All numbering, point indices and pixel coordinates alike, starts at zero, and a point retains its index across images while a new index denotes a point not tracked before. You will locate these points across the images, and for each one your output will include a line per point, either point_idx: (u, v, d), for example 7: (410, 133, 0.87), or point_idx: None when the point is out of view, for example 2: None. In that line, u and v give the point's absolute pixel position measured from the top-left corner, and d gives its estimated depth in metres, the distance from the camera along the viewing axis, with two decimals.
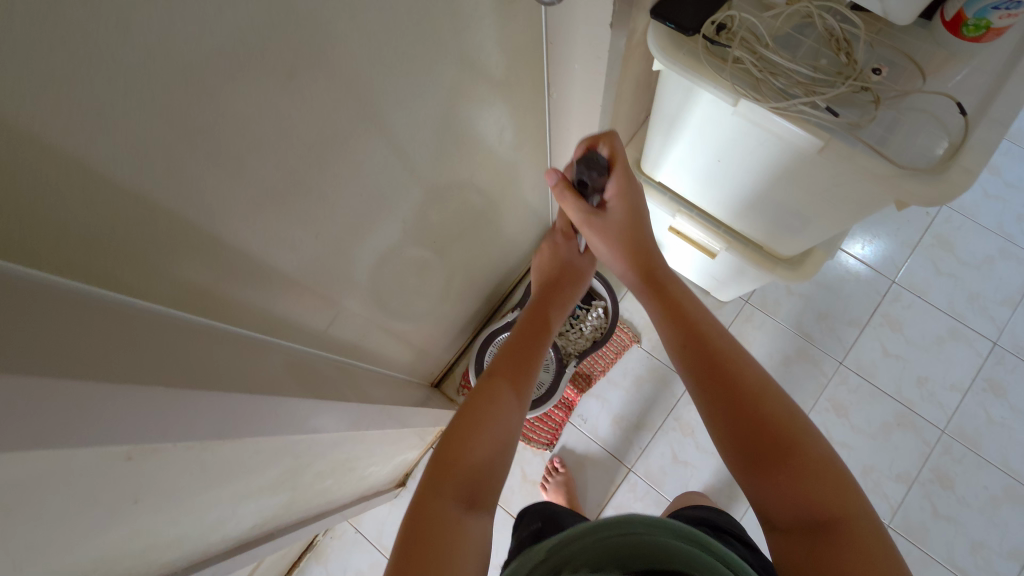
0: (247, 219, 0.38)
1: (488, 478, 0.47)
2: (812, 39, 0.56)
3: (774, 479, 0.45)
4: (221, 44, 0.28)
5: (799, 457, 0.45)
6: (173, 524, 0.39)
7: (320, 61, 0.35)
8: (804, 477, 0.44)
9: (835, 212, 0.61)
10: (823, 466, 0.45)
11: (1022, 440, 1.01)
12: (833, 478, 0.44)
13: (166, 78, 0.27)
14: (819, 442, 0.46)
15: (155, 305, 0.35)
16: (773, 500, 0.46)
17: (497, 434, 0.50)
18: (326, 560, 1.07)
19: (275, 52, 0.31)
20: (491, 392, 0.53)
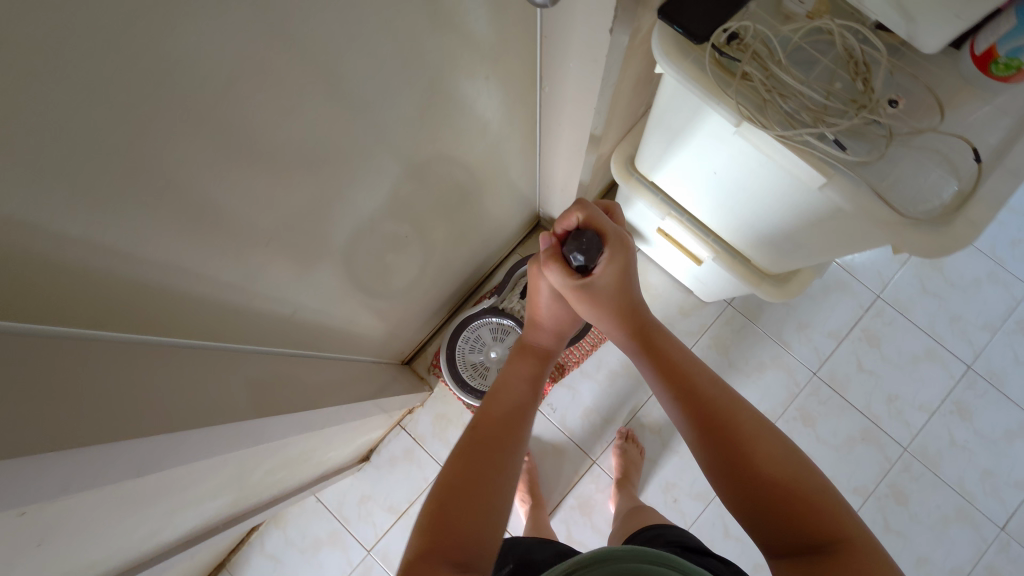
0: (180, 230, 0.35)
1: (485, 541, 0.48)
2: (829, 57, 0.51)
3: (766, 517, 0.49)
4: (125, 53, 0.24)
5: (783, 485, 0.49)
6: (97, 547, 0.37)
7: (258, 61, 0.30)
8: (791, 503, 0.48)
9: (829, 243, 0.58)
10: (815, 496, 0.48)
11: (980, 464, 1.03)
12: (813, 498, 0.48)
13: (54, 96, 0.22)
14: (806, 475, 0.50)
15: (63, 328, 0.32)
16: (766, 530, 0.49)
17: (488, 494, 0.51)
18: (285, 526, 1.08)
19: (198, 55, 0.27)
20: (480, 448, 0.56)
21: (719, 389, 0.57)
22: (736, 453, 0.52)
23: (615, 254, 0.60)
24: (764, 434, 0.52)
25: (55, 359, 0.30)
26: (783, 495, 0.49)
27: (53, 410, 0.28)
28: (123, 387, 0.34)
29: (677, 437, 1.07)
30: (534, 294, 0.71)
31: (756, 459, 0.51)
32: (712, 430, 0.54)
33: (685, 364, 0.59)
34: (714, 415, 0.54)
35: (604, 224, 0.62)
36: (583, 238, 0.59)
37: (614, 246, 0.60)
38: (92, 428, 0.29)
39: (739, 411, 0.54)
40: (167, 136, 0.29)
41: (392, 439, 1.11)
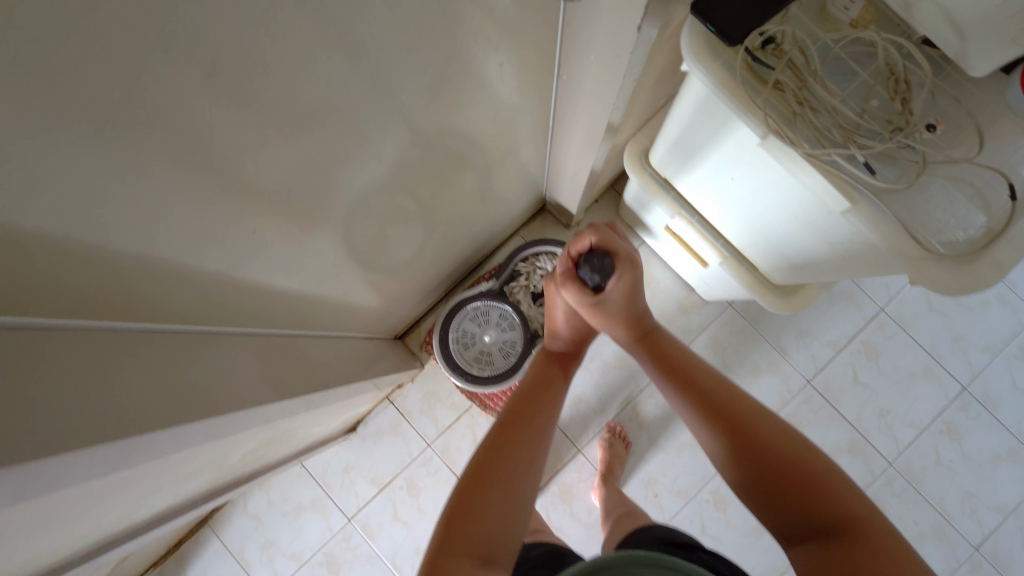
0: (155, 216, 0.33)
1: (508, 541, 0.47)
2: (868, 72, 0.48)
3: (782, 505, 0.49)
4: (87, 26, 0.21)
5: (798, 470, 0.49)
6: (60, 535, 0.36)
7: (244, 37, 0.28)
8: (804, 489, 0.48)
9: (842, 266, 0.56)
10: (829, 478, 0.48)
11: (963, 484, 1.03)
12: (831, 481, 0.48)
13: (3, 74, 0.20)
14: (819, 458, 0.50)
15: (26, 317, 0.30)
16: (781, 520, 0.49)
17: (510, 492, 0.51)
18: (268, 488, 1.09)
19: (173, 31, 0.24)
20: (498, 448, 0.55)
21: (724, 383, 0.57)
22: (746, 444, 0.52)
23: (626, 273, 0.60)
24: (776, 425, 0.52)
25: (10, 354, 0.28)
26: (798, 482, 0.48)
27: (8, 408, 0.26)
28: (90, 377, 0.32)
29: (664, 433, 1.07)
30: (550, 306, 0.71)
31: (766, 447, 0.51)
32: (721, 423, 0.54)
33: (689, 362, 0.60)
34: (721, 409, 0.55)
35: (616, 243, 0.62)
36: (593, 260, 0.59)
37: (626, 263, 0.61)
38: (57, 427, 0.28)
39: (746, 405, 0.55)
40: (133, 118, 0.26)
41: (380, 412, 1.11)
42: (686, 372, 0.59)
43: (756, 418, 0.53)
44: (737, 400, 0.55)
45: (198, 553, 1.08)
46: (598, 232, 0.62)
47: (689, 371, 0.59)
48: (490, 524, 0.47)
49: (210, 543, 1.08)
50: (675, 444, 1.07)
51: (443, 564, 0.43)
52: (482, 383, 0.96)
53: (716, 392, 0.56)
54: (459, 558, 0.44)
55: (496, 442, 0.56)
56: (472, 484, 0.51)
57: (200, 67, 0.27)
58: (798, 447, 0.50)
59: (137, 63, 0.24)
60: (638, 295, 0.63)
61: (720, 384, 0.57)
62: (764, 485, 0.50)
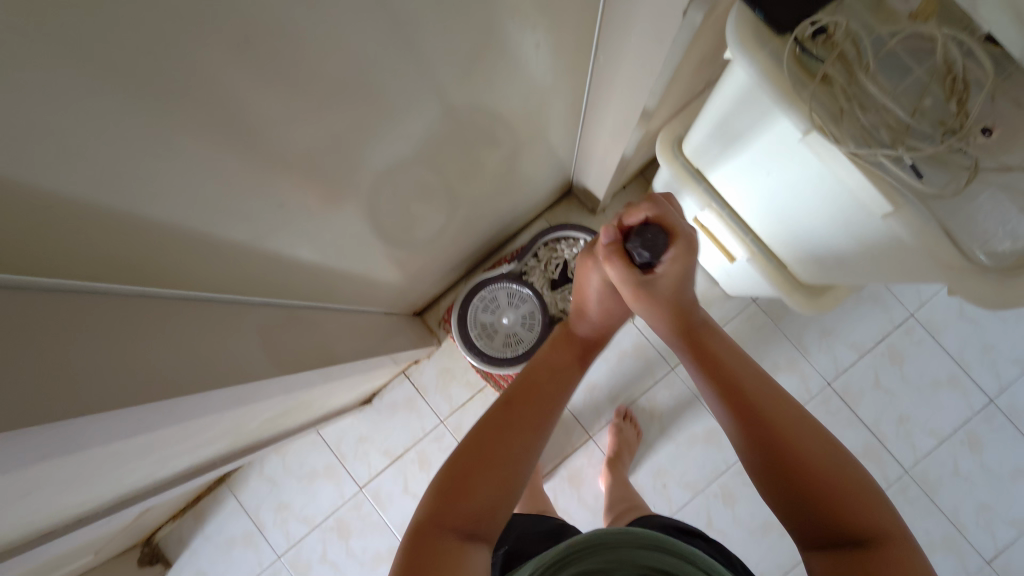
0: (184, 185, 0.32)
1: (497, 513, 0.49)
2: (924, 69, 0.45)
3: (808, 512, 0.48)
4: None
5: (825, 483, 0.48)
6: (85, 490, 0.37)
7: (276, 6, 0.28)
8: (837, 499, 0.47)
9: (879, 270, 0.54)
10: (861, 491, 0.48)
11: (980, 497, 1.01)
12: (857, 498, 0.47)
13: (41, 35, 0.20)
14: (856, 469, 0.49)
15: (67, 280, 0.30)
16: (801, 525, 0.48)
17: (506, 474, 0.50)
18: (284, 453, 1.12)
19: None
20: (509, 423, 0.55)
21: (771, 390, 0.54)
22: (780, 455, 0.50)
23: (680, 254, 0.59)
24: (812, 438, 0.50)
25: (52, 315, 0.28)
26: (831, 492, 0.47)
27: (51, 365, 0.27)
28: (124, 340, 0.33)
29: (677, 425, 1.07)
30: (581, 283, 0.70)
31: (801, 461, 0.49)
32: (758, 433, 0.52)
33: (734, 364, 0.57)
34: (760, 417, 0.52)
35: (675, 224, 0.59)
36: (649, 234, 0.57)
37: (681, 246, 0.58)
38: (92, 387, 0.28)
39: (790, 415, 0.52)
40: (164, 85, 0.26)
41: (395, 385, 1.12)
42: (731, 375, 0.56)
43: (797, 424, 0.51)
44: (779, 403, 0.53)
45: (216, 511, 1.12)
46: (657, 211, 0.59)
47: (735, 376, 0.56)
48: (484, 499, 0.48)
49: (226, 501, 1.12)
50: (687, 436, 1.06)
51: (431, 531, 0.45)
52: (495, 363, 0.97)
53: (761, 400, 0.53)
54: (445, 530, 0.45)
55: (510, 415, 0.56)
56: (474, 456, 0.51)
57: (227, 33, 0.27)
58: (836, 457, 0.49)
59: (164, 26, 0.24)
60: (683, 286, 0.61)
61: (767, 391, 0.55)
62: (795, 491, 0.49)
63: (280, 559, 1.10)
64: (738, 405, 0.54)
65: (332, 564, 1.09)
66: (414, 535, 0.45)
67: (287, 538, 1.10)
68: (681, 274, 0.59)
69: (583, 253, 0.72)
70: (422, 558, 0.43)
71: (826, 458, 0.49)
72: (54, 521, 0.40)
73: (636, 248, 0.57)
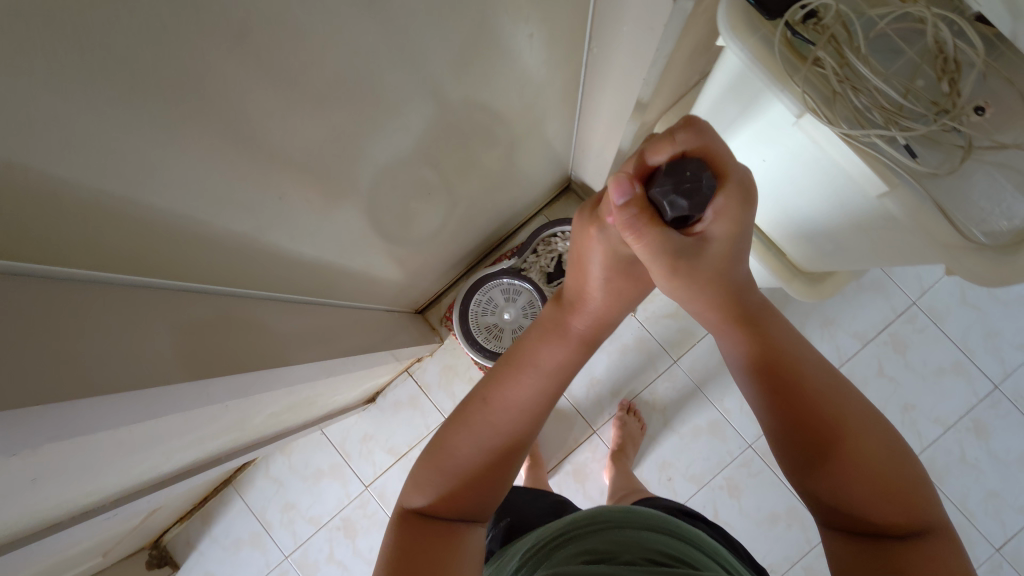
0: (184, 178, 0.33)
1: (481, 503, 0.54)
2: (916, 50, 0.46)
3: (846, 499, 0.48)
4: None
5: (866, 481, 0.47)
6: (91, 482, 0.38)
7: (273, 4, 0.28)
8: (879, 490, 0.47)
9: (876, 252, 0.54)
10: (906, 482, 0.48)
11: (987, 483, 1.01)
12: (901, 495, 0.47)
13: (45, 33, 0.20)
14: (903, 459, 0.49)
15: (71, 271, 0.31)
16: (834, 510, 0.49)
17: (493, 469, 0.54)
18: (289, 453, 1.12)
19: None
20: (486, 420, 0.54)
21: (828, 380, 0.51)
22: (827, 452, 0.49)
23: (732, 206, 0.44)
24: (863, 436, 0.49)
25: (56, 305, 0.29)
26: (876, 482, 0.47)
27: (56, 353, 0.28)
28: (130, 331, 0.34)
29: (681, 418, 1.07)
30: (585, 255, 0.53)
31: (852, 462, 0.48)
32: (808, 430, 0.50)
33: (788, 353, 0.53)
34: (812, 417, 0.50)
35: (722, 159, 0.43)
36: (686, 177, 0.41)
37: (733, 193, 0.43)
38: (96, 375, 0.29)
39: (847, 412, 0.50)
40: (166, 82, 0.27)
41: (399, 384, 1.13)
42: (780, 369, 0.52)
43: (855, 419, 0.50)
44: (830, 394, 0.51)
45: (223, 512, 1.13)
46: (696, 143, 0.42)
47: (795, 372, 0.52)
48: (472, 494, 0.53)
49: (234, 503, 1.12)
50: (691, 428, 1.07)
51: (425, 524, 0.50)
52: (498, 358, 0.98)
53: (818, 395, 0.50)
54: (436, 519, 0.51)
55: (491, 410, 0.54)
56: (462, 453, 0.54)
57: (225, 27, 0.27)
58: (884, 448, 0.49)
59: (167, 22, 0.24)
60: (736, 260, 0.50)
61: (826, 381, 0.52)
62: (834, 480, 0.48)
63: (288, 560, 1.10)
64: (792, 395, 0.51)
65: (340, 563, 1.09)
66: (407, 526, 0.50)
67: (294, 538, 1.11)
68: (732, 235, 0.47)
69: (583, 209, 0.53)
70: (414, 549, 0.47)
71: (873, 454, 0.48)
72: (61, 515, 0.40)
73: (668, 197, 0.42)
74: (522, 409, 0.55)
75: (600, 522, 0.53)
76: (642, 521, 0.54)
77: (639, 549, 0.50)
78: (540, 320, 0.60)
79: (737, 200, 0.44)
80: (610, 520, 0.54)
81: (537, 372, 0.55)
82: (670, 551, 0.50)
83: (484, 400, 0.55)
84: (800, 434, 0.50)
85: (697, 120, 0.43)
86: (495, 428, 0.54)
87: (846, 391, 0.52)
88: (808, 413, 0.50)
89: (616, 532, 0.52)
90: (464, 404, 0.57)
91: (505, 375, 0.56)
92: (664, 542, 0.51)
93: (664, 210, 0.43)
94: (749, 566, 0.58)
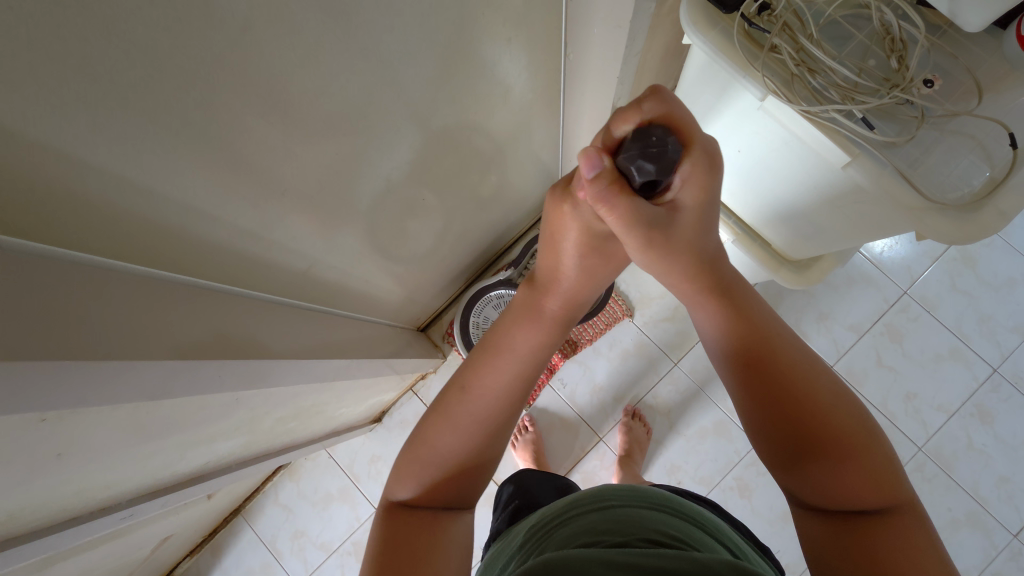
0: (198, 172, 0.36)
1: (462, 491, 0.57)
2: (864, 34, 0.50)
3: (822, 482, 0.49)
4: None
5: (832, 455, 0.49)
6: (111, 471, 0.39)
7: (282, 14, 0.31)
8: (852, 472, 0.48)
9: (850, 227, 0.57)
10: (877, 466, 0.49)
11: (997, 469, 1.01)
12: (875, 475, 0.48)
13: (86, 33, 0.23)
14: (877, 445, 0.50)
15: (97, 258, 0.34)
16: (818, 495, 0.50)
17: (471, 458, 0.57)
18: (298, 478, 1.13)
19: (225, 8, 0.28)
20: (468, 409, 0.56)
21: (800, 355, 0.53)
22: (793, 427, 0.51)
23: (697, 172, 0.45)
24: (830, 409, 0.50)
25: (83, 288, 0.31)
26: (847, 465, 0.48)
27: (84, 326, 0.30)
28: (152, 318, 0.36)
29: (685, 421, 1.08)
30: (558, 236, 0.53)
31: (829, 443, 0.49)
32: (779, 404, 0.51)
33: (760, 326, 0.54)
34: (784, 392, 0.51)
35: (687, 125, 0.44)
36: (652, 143, 0.42)
37: (699, 159, 0.45)
38: (120, 349, 0.31)
39: (816, 387, 0.52)
40: (188, 86, 0.30)
41: (404, 403, 1.14)
42: (750, 343, 0.53)
43: (833, 398, 0.51)
44: (802, 373, 0.52)
45: (232, 543, 1.12)
46: (660, 109, 0.43)
47: (771, 350, 0.53)
48: (453, 486, 0.56)
49: (243, 532, 1.12)
50: (696, 431, 1.07)
51: (407, 520, 0.53)
52: None
53: (788, 370, 0.52)
54: (417, 509, 0.54)
55: (474, 399, 0.56)
56: (448, 444, 0.56)
57: (241, 33, 0.30)
58: (859, 432, 0.50)
59: (192, 24, 0.27)
60: (709, 227, 0.51)
61: (797, 356, 0.53)
62: (810, 460, 0.50)
63: None
64: (766, 377, 0.52)
65: None
66: (392, 522, 0.53)
67: (305, 565, 1.10)
68: (699, 203, 0.48)
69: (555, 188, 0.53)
70: (401, 542, 0.51)
71: (835, 428, 0.50)
72: (79, 508, 0.42)
73: (635, 162, 0.43)
74: (500, 396, 0.57)
75: (603, 503, 0.55)
76: (644, 501, 0.55)
77: (640, 526, 0.51)
78: (513, 303, 0.61)
79: (702, 167, 0.45)
80: (614, 501, 0.55)
81: (515, 357, 0.57)
82: (670, 530, 0.51)
83: (462, 390, 0.57)
84: (770, 410, 0.52)
85: (662, 88, 0.45)
86: (473, 417, 0.56)
87: (817, 367, 0.53)
88: (783, 393, 0.51)
89: (619, 512, 0.53)
90: (444, 394, 0.58)
91: (482, 362, 0.57)
92: (665, 522, 0.52)
93: (632, 175, 0.44)
94: (753, 541, 0.59)
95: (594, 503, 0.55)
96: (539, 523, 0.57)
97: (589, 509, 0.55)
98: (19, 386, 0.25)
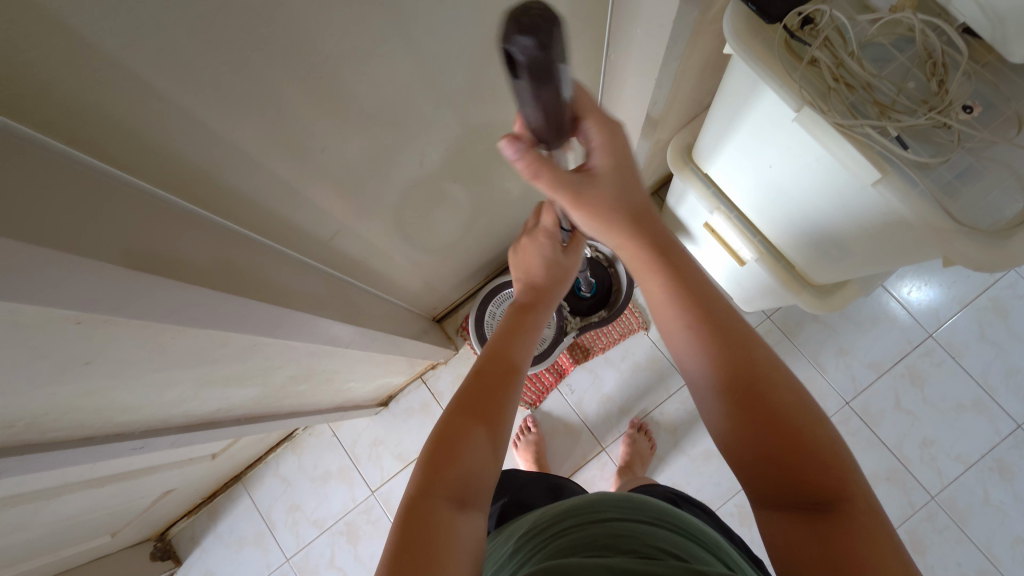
0: (248, 115, 0.38)
1: (483, 477, 0.46)
2: (906, 56, 0.50)
3: (776, 471, 0.40)
4: None
5: (786, 434, 0.40)
6: (129, 392, 0.41)
7: None
8: (806, 454, 0.39)
9: (877, 251, 0.57)
10: (829, 448, 0.40)
11: (1015, 530, 0.96)
12: (824, 460, 0.39)
13: None
14: (824, 424, 0.41)
15: (150, 186, 0.36)
16: (772, 491, 0.40)
17: (480, 447, 0.47)
18: (300, 452, 1.14)
19: None
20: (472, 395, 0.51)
21: (739, 320, 0.46)
22: (740, 399, 0.42)
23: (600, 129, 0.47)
24: (771, 381, 0.42)
25: (135, 204, 0.33)
26: (802, 444, 0.39)
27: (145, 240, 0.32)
28: (197, 245, 0.38)
29: (691, 440, 1.06)
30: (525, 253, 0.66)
31: (781, 412, 0.41)
32: (730, 374, 0.43)
33: (699, 305, 0.45)
34: (728, 363, 0.43)
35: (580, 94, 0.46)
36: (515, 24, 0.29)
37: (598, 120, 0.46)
38: (171, 265, 0.33)
39: (751, 354, 0.43)
40: (246, 23, 0.32)
41: (412, 391, 1.15)
42: (698, 313, 0.45)
43: (770, 367, 0.43)
44: (749, 340, 0.44)
45: (229, 509, 1.14)
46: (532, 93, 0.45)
47: (709, 306, 0.46)
48: (467, 471, 0.45)
49: (241, 499, 1.14)
50: (700, 452, 1.05)
51: (420, 505, 0.42)
52: None
53: (723, 327, 0.45)
54: (433, 504, 0.42)
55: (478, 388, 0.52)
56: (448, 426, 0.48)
57: None
58: (805, 409, 0.41)
59: None
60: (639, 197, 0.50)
61: (732, 319, 0.46)
62: (765, 442, 0.40)
63: (288, 562, 1.10)
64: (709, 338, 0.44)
65: (340, 569, 1.08)
66: (404, 513, 0.41)
67: (298, 540, 1.11)
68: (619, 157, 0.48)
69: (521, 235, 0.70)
70: (411, 527, 0.40)
71: (778, 407, 0.41)
72: (92, 429, 0.44)
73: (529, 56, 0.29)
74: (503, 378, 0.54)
75: (601, 514, 0.48)
76: (645, 514, 0.48)
77: (638, 541, 0.44)
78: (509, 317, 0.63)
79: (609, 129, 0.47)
80: (612, 514, 0.48)
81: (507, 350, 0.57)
82: (670, 543, 0.45)
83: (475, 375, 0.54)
84: (717, 385, 0.43)
85: None
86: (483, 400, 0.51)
87: (752, 337, 0.45)
88: (728, 360, 0.43)
89: (621, 526, 0.46)
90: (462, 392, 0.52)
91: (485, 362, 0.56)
92: (671, 536, 0.46)
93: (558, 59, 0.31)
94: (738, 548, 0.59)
95: (589, 512, 0.48)
96: (536, 527, 0.51)
97: (580, 523, 0.48)
98: (84, 285, 0.27)
